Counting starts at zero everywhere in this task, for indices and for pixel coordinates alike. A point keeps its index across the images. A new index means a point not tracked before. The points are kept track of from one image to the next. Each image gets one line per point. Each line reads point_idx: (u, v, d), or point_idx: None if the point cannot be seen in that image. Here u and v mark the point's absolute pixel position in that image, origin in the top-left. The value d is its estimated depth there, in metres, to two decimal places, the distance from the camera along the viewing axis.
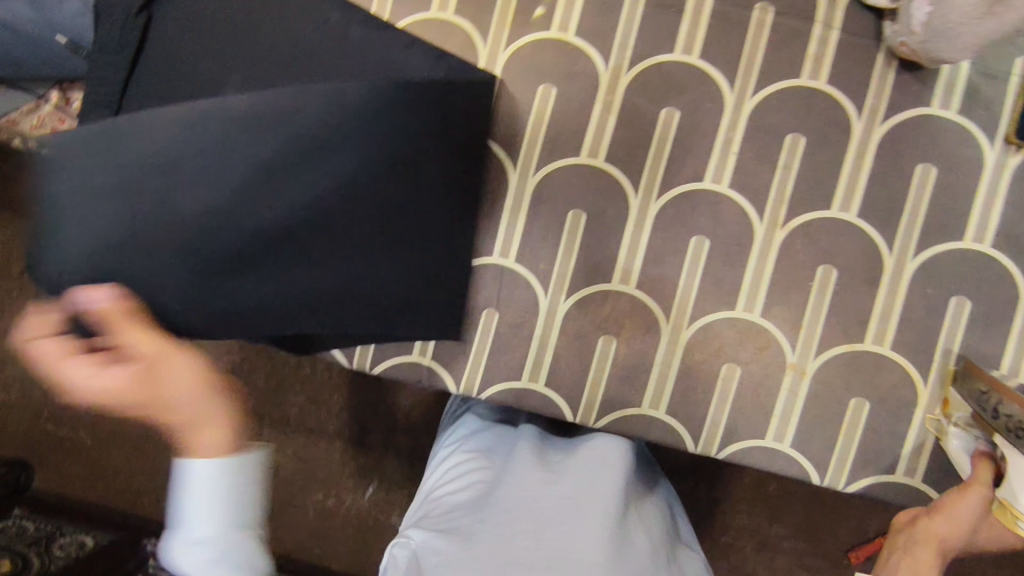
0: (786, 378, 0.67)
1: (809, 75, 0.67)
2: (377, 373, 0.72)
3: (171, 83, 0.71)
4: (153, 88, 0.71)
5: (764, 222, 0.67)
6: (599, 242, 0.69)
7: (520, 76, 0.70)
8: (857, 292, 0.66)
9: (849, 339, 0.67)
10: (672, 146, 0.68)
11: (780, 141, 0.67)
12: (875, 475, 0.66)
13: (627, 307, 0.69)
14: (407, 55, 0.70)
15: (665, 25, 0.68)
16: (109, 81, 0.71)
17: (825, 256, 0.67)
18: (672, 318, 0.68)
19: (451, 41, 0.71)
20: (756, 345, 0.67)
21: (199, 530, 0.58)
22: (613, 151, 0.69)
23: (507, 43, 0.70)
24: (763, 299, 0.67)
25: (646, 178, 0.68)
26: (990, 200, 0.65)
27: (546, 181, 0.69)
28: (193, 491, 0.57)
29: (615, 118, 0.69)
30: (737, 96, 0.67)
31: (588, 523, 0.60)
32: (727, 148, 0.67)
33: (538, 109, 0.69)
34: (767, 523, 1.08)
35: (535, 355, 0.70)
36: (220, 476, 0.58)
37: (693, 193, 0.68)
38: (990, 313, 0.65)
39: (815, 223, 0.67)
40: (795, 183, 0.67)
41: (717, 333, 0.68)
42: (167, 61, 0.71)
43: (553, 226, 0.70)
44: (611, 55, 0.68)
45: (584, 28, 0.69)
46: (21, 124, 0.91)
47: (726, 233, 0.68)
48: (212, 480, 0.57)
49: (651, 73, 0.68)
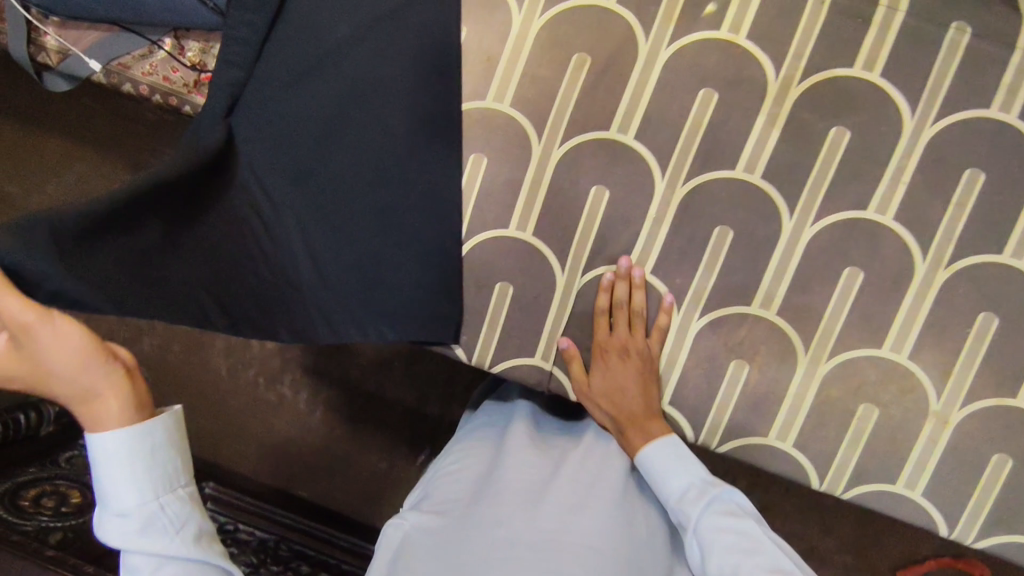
0: (927, 426, 0.65)
1: (1001, 107, 0.61)
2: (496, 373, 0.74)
3: (305, 47, 0.67)
4: (285, 50, 0.67)
5: (927, 259, 0.63)
6: (742, 263, 0.66)
7: (680, 78, 0.65)
8: (1018, 345, 0.63)
9: (1001, 392, 0.63)
10: (837, 169, 0.64)
11: (957, 175, 0.62)
12: (1008, 533, 0.65)
13: (764, 334, 0.66)
14: (562, 47, 0.66)
15: (848, 36, 0.62)
16: (239, 36, 0.67)
17: (987, 304, 0.63)
18: (811, 351, 0.66)
19: (609, 32, 0.65)
20: (897, 387, 0.65)
21: (122, 503, 0.55)
22: (770, 169, 0.65)
23: (671, 40, 0.65)
24: (912, 341, 0.64)
25: (803, 201, 0.64)
26: None
27: (694, 194, 0.66)
28: (109, 472, 0.55)
29: (778, 134, 0.64)
30: (917, 122, 0.62)
31: (585, 509, 0.63)
32: (897, 178, 0.63)
33: (696, 116, 0.65)
34: (822, 537, 1.06)
35: (662, 373, 0.69)
36: (116, 455, 0.55)
37: (853, 223, 0.64)
38: None
39: (983, 267, 0.62)
40: (967, 223, 0.62)
41: (858, 370, 0.65)
42: (301, 20, 0.68)
43: (696, 241, 0.67)
44: (784, 64, 0.63)
45: (758, 31, 0.63)
46: (134, 70, 0.90)
47: (882, 267, 0.64)
48: (124, 451, 0.55)
49: (825, 88, 0.63)
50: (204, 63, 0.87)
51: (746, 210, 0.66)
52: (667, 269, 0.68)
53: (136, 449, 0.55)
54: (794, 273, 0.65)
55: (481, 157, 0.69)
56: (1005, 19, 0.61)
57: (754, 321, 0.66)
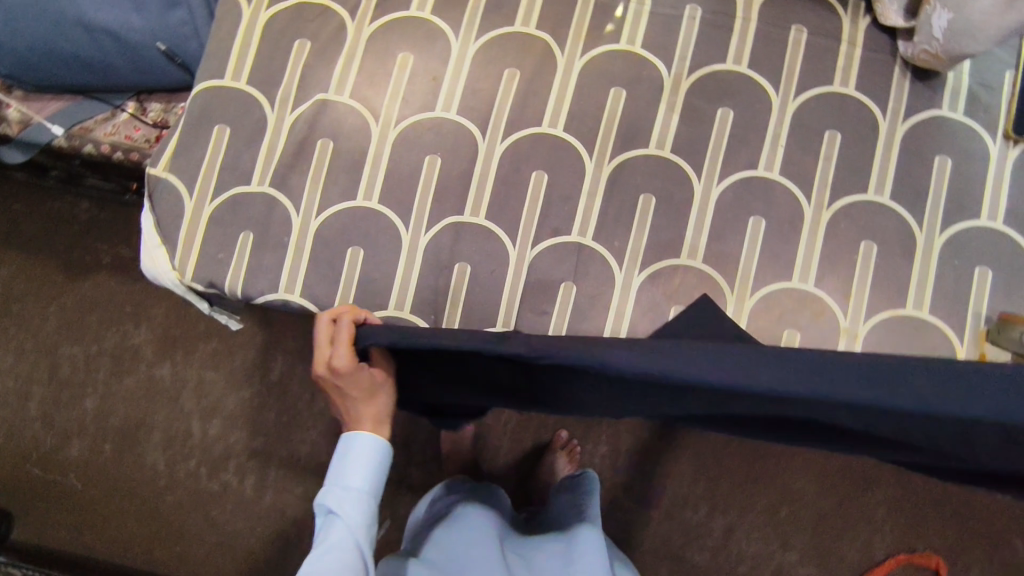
0: (840, 341, 0.75)
1: (839, 83, 0.78)
2: None
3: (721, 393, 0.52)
4: (988, 403, 0.44)
5: (811, 203, 0.77)
6: (666, 223, 0.77)
7: (594, 81, 0.79)
8: (895, 266, 0.75)
9: (893, 305, 0.75)
10: (729, 139, 0.78)
11: (821, 136, 0.78)
12: None
13: (695, 280, 0.76)
14: (495, 64, 0.80)
15: (718, 41, 0.80)
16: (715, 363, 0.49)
17: (865, 234, 0.76)
18: (735, 290, 0.76)
19: (532, 50, 0.80)
20: (811, 309, 0.75)
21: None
22: (676, 145, 0.78)
23: (582, 53, 0.80)
24: (814, 270, 0.76)
25: (706, 168, 0.78)
26: (998, 187, 0.76)
27: (618, 172, 0.78)
28: (352, 463, 0.72)
29: (677, 116, 0.79)
30: (782, 98, 0.78)
31: None
32: (776, 143, 0.78)
33: (610, 109, 0.79)
34: (775, 532, 1.13)
35: (646, 245, 0.77)
36: (362, 491, 0.72)
37: (749, 181, 0.77)
38: (1011, 283, 0.74)
39: (855, 205, 0.76)
40: (835, 171, 0.77)
41: (776, 302, 0.75)
42: (873, 362, 0.48)
43: (625, 210, 0.77)
44: (673, 64, 0.79)
45: (649, 42, 0.80)
46: (95, 132, 0.96)
47: (779, 216, 0.77)
48: (371, 460, 0.73)
49: (708, 80, 0.79)
50: (167, 120, 0.95)
51: (662, 178, 0.78)
52: (606, 239, 0.77)
53: (364, 474, 0.72)
54: (710, 226, 0.77)
55: (357, 249, 0.77)
56: (828, 21, 0.79)
57: (685, 273, 0.76)
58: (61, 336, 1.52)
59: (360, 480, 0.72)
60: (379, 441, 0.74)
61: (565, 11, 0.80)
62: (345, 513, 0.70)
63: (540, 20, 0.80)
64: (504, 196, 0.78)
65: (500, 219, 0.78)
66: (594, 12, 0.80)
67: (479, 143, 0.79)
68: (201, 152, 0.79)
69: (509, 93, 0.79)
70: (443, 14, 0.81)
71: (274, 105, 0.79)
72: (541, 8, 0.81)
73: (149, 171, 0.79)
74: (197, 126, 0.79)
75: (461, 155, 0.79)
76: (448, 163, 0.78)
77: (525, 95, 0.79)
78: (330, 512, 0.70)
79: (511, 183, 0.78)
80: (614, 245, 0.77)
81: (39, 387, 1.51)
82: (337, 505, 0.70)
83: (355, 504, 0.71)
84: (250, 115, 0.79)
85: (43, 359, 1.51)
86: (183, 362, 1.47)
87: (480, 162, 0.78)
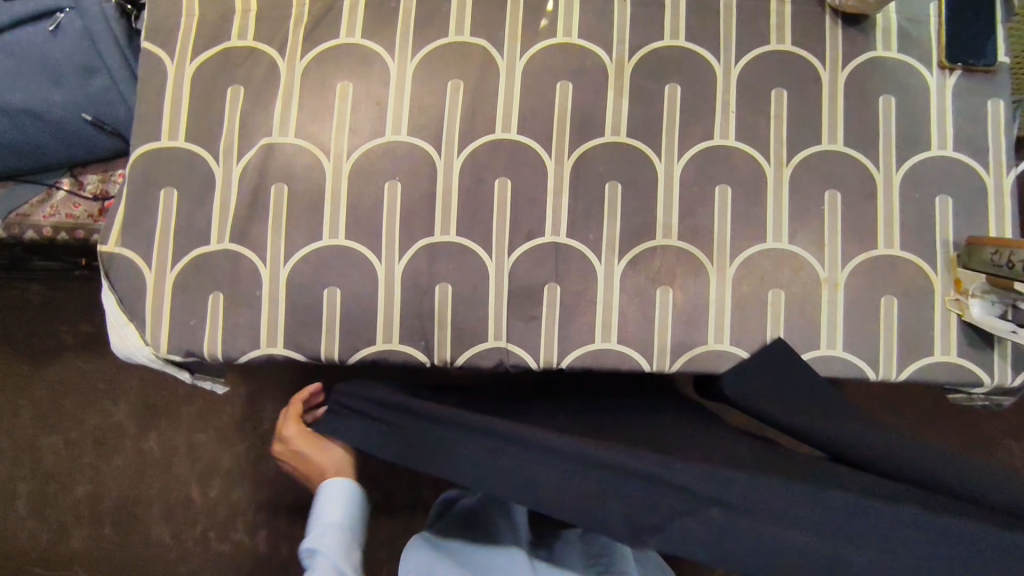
0: (823, 292, 0.76)
1: (776, 40, 0.79)
2: (564, 362, 0.76)
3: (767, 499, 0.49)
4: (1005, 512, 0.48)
5: (771, 162, 0.78)
6: (636, 207, 0.77)
7: (538, 79, 0.79)
8: (861, 209, 0.77)
9: (865, 247, 0.76)
10: (681, 114, 0.78)
11: (768, 96, 0.79)
12: (919, 359, 0.75)
13: (674, 258, 0.77)
14: (437, 78, 0.78)
15: (653, 18, 0.80)
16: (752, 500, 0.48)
17: (827, 184, 0.77)
18: (714, 260, 0.77)
19: (471, 58, 0.79)
20: (790, 266, 0.76)
21: None
22: (631, 129, 0.78)
23: (522, 53, 0.79)
24: (786, 228, 0.77)
25: (664, 147, 0.78)
26: (942, 115, 0.78)
27: (579, 165, 0.78)
28: (329, 503, 0.79)
29: (627, 100, 0.79)
30: (724, 65, 0.79)
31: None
32: (726, 110, 0.78)
33: (560, 104, 0.78)
34: None
35: (620, 232, 0.77)
36: (341, 526, 0.77)
37: (707, 151, 0.78)
38: (970, 206, 0.77)
39: (813, 157, 0.78)
40: (788, 127, 0.78)
41: (755, 265, 0.76)
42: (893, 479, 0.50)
43: (593, 202, 0.77)
44: (613, 49, 0.79)
45: (585, 30, 0.79)
46: (33, 216, 0.91)
47: (743, 180, 0.77)
48: (343, 498, 0.80)
49: (650, 59, 0.79)
50: (106, 190, 0.91)
51: (623, 164, 0.78)
52: (579, 233, 0.77)
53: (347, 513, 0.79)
54: (678, 202, 0.77)
55: (333, 289, 0.76)
56: None
57: (663, 252, 0.77)
58: (37, 428, 1.44)
59: (336, 519, 0.78)
60: (350, 485, 0.81)
61: (497, 13, 0.79)
62: (324, 549, 0.74)
63: (473, 26, 0.79)
64: (471, 208, 0.77)
65: (472, 233, 0.77)
66: (525, 10, 0.79)
67: (436, 161, 0.77)
68: (152, 221, 0.76)
69: (456, 105, 0.78)
70: (374, 36, 0.79)
71: (219, 159, 0.76)
72: (472, 14, 0.79)
73: (101, 249, 0.75)
74: (142, 194, 0.76)
75: (420, 176, 0.77)
76: (408, 186, 0.77)
77: (472, 105, 0.78)
78: (311, 553, 0.74)
79: (475, 195, 0.77)
80: (589, 238, 0.77)
81: (22, 485, 1.44)
82: (316, 544, 0.74)
83: (331, 539, 0.75)
84: (195, 173, 0.76)
85: (19, 456, 1.44)
86: (168, 431, 1.42)
87: (441, 179, 0.77)
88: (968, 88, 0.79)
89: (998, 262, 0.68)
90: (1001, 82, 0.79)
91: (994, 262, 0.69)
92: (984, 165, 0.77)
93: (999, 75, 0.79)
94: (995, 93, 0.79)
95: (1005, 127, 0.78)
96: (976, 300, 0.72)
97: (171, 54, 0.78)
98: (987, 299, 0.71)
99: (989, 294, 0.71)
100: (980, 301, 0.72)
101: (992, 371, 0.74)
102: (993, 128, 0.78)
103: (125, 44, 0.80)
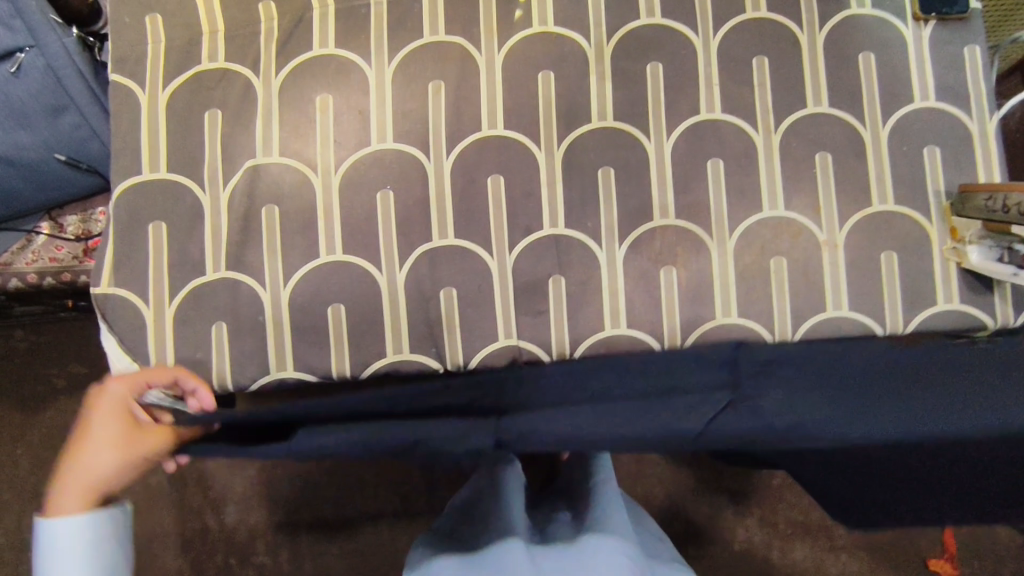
0: (824, 255, 0.77)
1: (752, 8, 0.79)
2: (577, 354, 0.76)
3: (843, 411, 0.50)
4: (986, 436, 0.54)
5: (760, 131, 0.78)
6: (630, 190, 0.77)
7: (520, 72, 0.78)
8: (852, 168, 0.77)
9: (861, 206, 0.77)
10: (665, 93, 0.78)
11: (749, 65, 0.78)
12: (923, 310, 0.76)
13: (674, 238, 0.77)
14: (416, 81, 0.77)
15: None
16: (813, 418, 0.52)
17: (817, 146, 0.78)
18: (714, 235, 0.77)
19: (449, 57, 0.78)
20: (788, 232, 0.77)
21: None
22: (617, 112, 0.78)
23: (499, 46, 0.78)
24: (781, 195, 0.77)
25: (653, 126, 0.78)
26: (922, 67, 0.79)
27: (570, 154, 0.77)
28: (57, 557, 0.59)
29: (610, 83, 0.78)
30: (703, 39, 0.79)
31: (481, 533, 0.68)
32: (710, 83, 0.78)
33: (544, 95, 0.77)
34: None
35: (618, 217, 0.77)
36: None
37: (695, 127, 0.78)
38: (957, 154, 0.78)
39: (800, 121, 0.78)
40: (772, 94, 0.78)
41: (755, 235, 0.77)
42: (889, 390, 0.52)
43: (588, 190, 0.77)
44: (591, 33, 0.78)
45: (561, 17, 0.78)
46: (15, 264, 0.88)
47: (734, 152, 0.78)
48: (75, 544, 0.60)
49: (628, 40, 0.78)
50: (88, 230, 0.89)
51: (613, 148, 0.77)
52: (578, 222, 0.77)
53: (106, 547, 0.61)
54: (673, 181, 0.77)
55: (337, 306, 0.75)
56: None
57: (663, 232, 0.77)
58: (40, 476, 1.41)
59: (98, 566, 0.60)
60: (99, 517, 0.61)
61: (470, 8, 0.78)
62: None
63: (448, 24, 0.78)
64: (466, 209, 0.76)
65: (470, 233, 0.76)
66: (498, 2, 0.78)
67: (426, 165, 0.76)
68: (143, 256, 0.74)
69: (439, 106, 0.77)
70: (347, 44, 0.77)
71: (205, 186, 0.75)
72: (444, 12, 0.78)
73: (94, 292, 0.74)
74: (129, 231, 0.74)
75: (411, 182, 0.76)
76: (400, 194, 0.76)
77: (455, 104, 0.77)
78: None
79: (469, 196, 0.76)
80: (588, 226, 0.77)
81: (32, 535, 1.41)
82: None
83: None
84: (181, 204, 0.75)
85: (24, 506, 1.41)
86: None
87: (432, 183, 0.76)
88: (944, 37, 0.79)
89: (993, 208, 0.69)
90: (975, 28, 0.79)
91: (988, 207, 0.69)
92: (967, 112, 0.78)
93: (972, 21, 0.79)
94: (970, 38, 0.79)
95: (984, 72, 0.79)
96: (974, 247, 0.73)
97: (142, 84, 0.76)
98: (984, 245, 0.72)
99: (987, 239, 0.72)
100: (978, 246, 0.73)
101: (995, 314, 0.76)
102: (972, 74, 0.79)
103: (91, 79, 0.78)
